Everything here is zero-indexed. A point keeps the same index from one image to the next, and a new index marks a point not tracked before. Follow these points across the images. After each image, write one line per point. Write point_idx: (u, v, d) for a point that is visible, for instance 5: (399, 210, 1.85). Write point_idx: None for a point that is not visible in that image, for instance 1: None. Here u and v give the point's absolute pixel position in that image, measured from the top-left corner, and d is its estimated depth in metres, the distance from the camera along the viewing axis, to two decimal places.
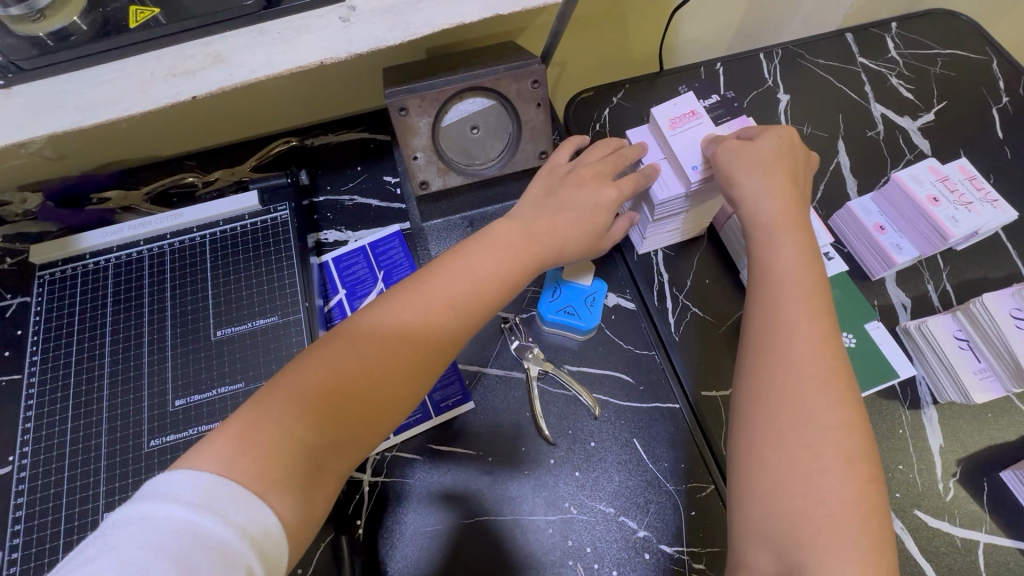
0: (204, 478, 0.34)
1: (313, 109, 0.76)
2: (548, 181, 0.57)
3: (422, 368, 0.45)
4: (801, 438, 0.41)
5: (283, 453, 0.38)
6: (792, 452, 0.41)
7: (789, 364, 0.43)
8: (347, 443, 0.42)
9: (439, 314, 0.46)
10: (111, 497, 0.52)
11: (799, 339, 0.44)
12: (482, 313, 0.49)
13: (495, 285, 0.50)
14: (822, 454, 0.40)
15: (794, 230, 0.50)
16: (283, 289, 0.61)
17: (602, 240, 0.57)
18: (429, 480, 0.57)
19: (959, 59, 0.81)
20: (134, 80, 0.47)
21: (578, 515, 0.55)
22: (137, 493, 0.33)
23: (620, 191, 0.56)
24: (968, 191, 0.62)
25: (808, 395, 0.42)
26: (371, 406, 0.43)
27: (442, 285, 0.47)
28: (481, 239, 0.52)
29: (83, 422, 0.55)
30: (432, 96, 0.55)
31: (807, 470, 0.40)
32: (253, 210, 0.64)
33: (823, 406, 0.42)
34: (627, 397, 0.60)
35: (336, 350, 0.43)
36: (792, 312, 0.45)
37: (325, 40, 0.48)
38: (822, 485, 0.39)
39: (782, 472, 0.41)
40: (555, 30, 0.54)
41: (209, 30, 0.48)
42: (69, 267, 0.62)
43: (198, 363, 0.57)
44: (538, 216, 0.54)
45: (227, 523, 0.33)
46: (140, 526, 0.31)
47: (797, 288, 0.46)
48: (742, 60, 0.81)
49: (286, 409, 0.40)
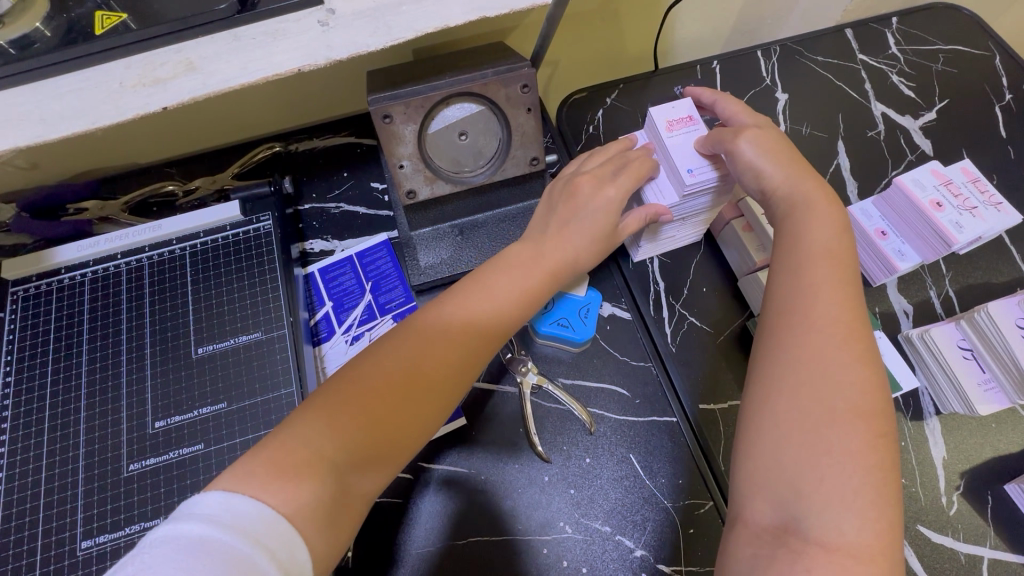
0: (254, 508, 0.34)
1: (296, 113, 0.73)
2: (550, 197, 0.56)
3: (445, 387, 0.45)
4: (816, 390, 0.40)
5: (310, 463, 0.38)
6: (804, 404, 0.40)
7: (810, 319, 0.43)
8: (380, 463, 0.41)
9: (459, 329, 0.46)
10: (89, 525, 0.50)
11: (821, 296, 0.43)
12: (500, 329, 0.49)
13: (512, 304, 0.49)
14: (835, 407, 0.39)
15: (817, 196, 0.50)
16: (266, 304, 0.59)
17: (616, 235, 0.54)
18: (423, 499, 0.55)
19: (961, 55, 0.79)
20: (101, 91, 0.44)
21: (573, 534, 0.53)
22: (189, 509, 0.33)
23: (619, 187, 0.53)
24: (971, 194, 0.60)
25: (829, 349, 0.41)
26: (399, 419, 0.42)
27: (460, 304, 0.48)
28: (494, 261, 0.52)
29: (59, 446, 0.53)
30: (416, 102, 0.53)
31: (817, 420, 0.39)
32: (235, 220, 0.62)
33: (842, 361, 0.41)
34: (623, 411, 0.59)
35: (364, 370, 0.43)
36: (816, 271, 0.45)
37: (303, 45, 0.46)
38: (834, 438, 0.38)
39: (791, 424, 0.40)
40: (545, 32, 0.52)
41: (180, 36, 0.46)
42: (44, 282, 0.60)
43: (178, 382, 0.55)
44: (546, 234, 0.53)
45: (250, 538, 0.32)
46: (180, 545, 0.30)
47: (822, 251, 0.46)
48: (739, 58, 0.78)
49: (319, 428, 0.39)
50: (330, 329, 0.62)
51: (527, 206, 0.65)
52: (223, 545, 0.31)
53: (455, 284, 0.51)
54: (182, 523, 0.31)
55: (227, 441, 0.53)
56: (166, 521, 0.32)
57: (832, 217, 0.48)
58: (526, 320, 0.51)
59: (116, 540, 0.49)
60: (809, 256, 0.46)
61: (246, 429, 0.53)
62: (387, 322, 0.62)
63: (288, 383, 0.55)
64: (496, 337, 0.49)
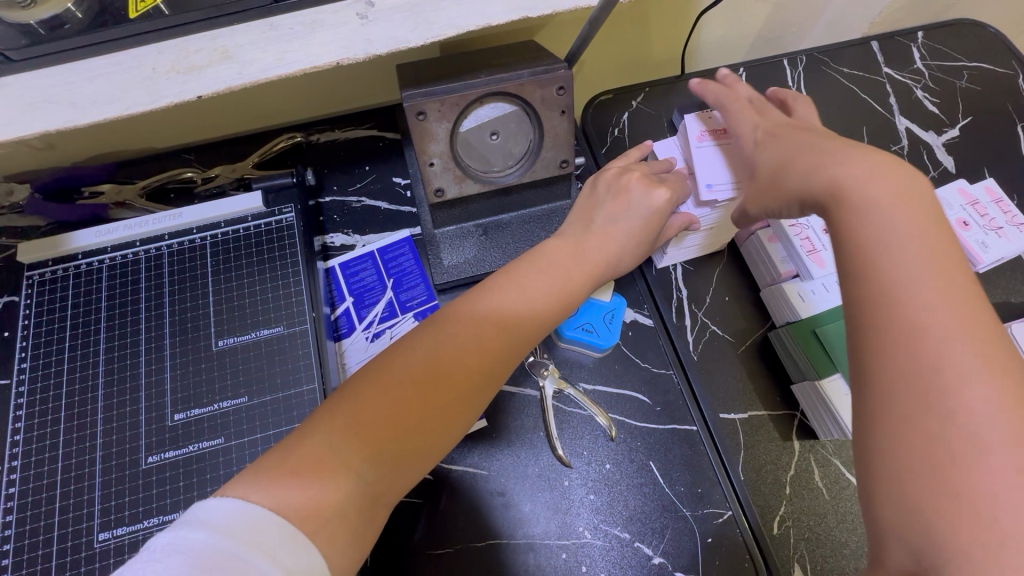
0: (264, 516, 0.32)
1: (319, 104, 0.72)
2: (595, 197, 0.55)
3: (474, 396, 0.43)
4: (927, 420, 0.31)
5: (337, 487, 0.35)
6: (911, 439, 0.31)
7: (895, 330, 0.33)
8: (402, 471, 0.39)
9: (492, 332, 0.45)
10: (107, 517, 0.49)
11: (911, 295, 0.33)
12: (536, 330, 0.47)
13: (548, 309, 0.48)
14: (961, 442, 0.30)
15: (876, 160, 0.39)
16: (289, 298, 0.58)
17: (658, 239, 0.55)
18: (444, 496, 0.55)
19: (985, 73, 0.79)
20: (134, 76, 0.43)
21: (592, 540, 0.54)
22: (195, 517, 0.31)
23: (672, 193, 0.52)
24: (996, 214, 0.60)
25: (935, 364, 0.31)
26: (425, 428, 0.40)
27: (493, 305, 0.46)
28: (531, 258, 0.51)
29: (76, 435, 0.52)
30: (451, 100, 0.52)
31: (940, 462, 0.30)
32: (256, 211, 0.61)
33: (957, 378, 0.31)
34: (644, 418, 0.59)
35: (391, 372, 0.41)
36: (898, 262, 0.34)
37: (342, 38, 0.45)
38: (976, 482, 0.29)
39: (907, 466, 0.31)
40: (585, 34, 0.51)
41: (215, 23, 0.45)
42: (60, 267, 0.58)
43: (199, 374, 0.54)
44: (586, 236, 0.52)
45: (260, 549, 0.30)
46: (187, 556, 0.29)
47: (903, 232, 0.35)
48: (766, 66, 0.78)
49: (340, 436, 0.37)
50: (351, 326, 0.62)
51: (552, 208, 0.65)
52: (224, 553, 0.29)
53: (483, 281, 0.49)
54: (188, 532, 0.30)
55: (247, 436, 0.52)
56: (174, 529, 0.31)
57: (893, 176, 0.37)
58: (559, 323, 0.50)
59: (134, 532, 0.49)
60: (880, 242, 0.35)
61: (267, 424, 0.53)
62: (408, 320, 0.62)
63: (310, 379, 0.54)
64: (530, 338, 0.47)
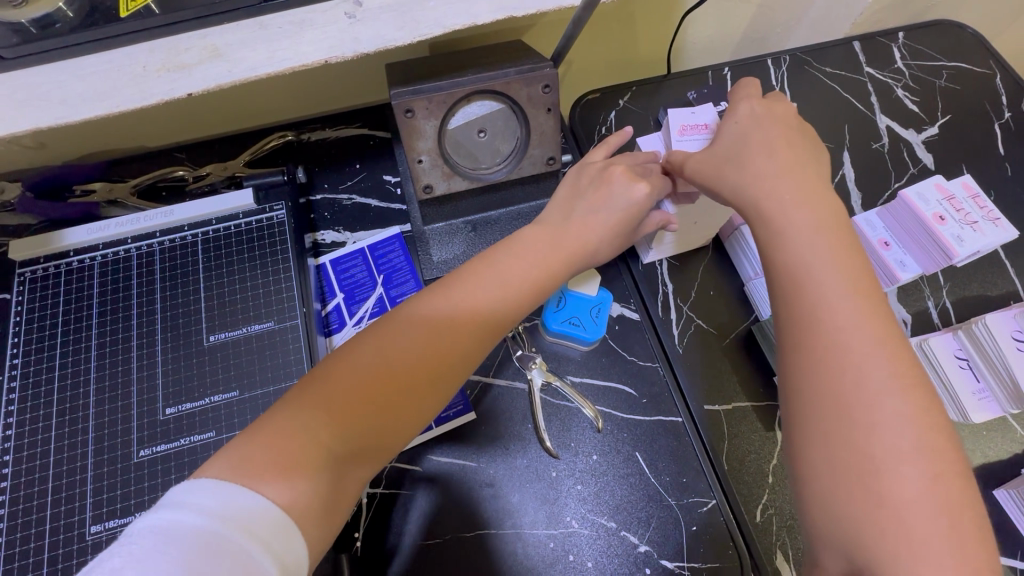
0: (261, 505, 0.33)
1: (310, 103, 0.73)
2: (579, 182, 0.55)
3: (445, 380, 0.44)
4: (854, 435, 0.38)
5: (307, 467, 0.36)
6: (840, 452, 0.38)
7: (819, 327, 0.41)
8: (372, 450, 0.41)
9: (464, 317, 0.45)
10: (98, 510, 0.50)
11: (840, 324, 0.40)
12: (509, 315, 0.48)
13: (523, 295, 0.49)
14: (887, 467, 0.37)
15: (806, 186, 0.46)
16: (280, 294, 0.59)
17: (636, 232, 0.55)
18: (432, 487, 0.56)
19: (964, 72, 0.81)
20: (125, 74, 0.44)
21: (579, 530, 0.55)
22: (189, 501, 0.32)
23: (651, 188, 0.53)
24: (972, 209, 0.62)
25: (868, 394, 0.38)
26: (397, 409, 0.41)
27: (468, 291, 0.47)
28: (508, 245, 0.51)
29: (68, 430, 0.53)
30: (439, 98, 0.53)
31: (865, 472, 0.37)
32: (248, 208, 0.62)
33: (876, 398, 0.38)
34: (630, 410, 0.60)
35: (362, 354, 0.42)
36: (828, 294, 0.41)
37: (330, 37, 0.46)
38: (893, 494, 0.36)
39: (836, 476, 0.38)
40: (569, 33, 0.52)
41: (205, 22, 0.45)
42: (52, 265, 0.59)
43: (191, 369, 0.55)
44: (563, 225, 0.52)
45: (257, 540, 0.32)
46: (187, 539, 0.30)
47: (829, 267, 0.42)
48: (750, 66, 0.80)
49: (312, 415, 0.38)
50: (341, 321, 0.63)
51: (540, 205, 0.65)
52: (221, 539, 0.30)
53: (459, 267, 0.49)
54: (180, 516, 0.31)
55: (239, 430, 0.53)
56: (163, 511, 0.31)
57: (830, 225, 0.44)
58: (531, 311, 0.50)
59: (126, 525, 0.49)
60: (824, 279, 0.42)
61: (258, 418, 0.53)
62: None
63: (301, 373, 0.55)
64: (501, 326, 0.48)
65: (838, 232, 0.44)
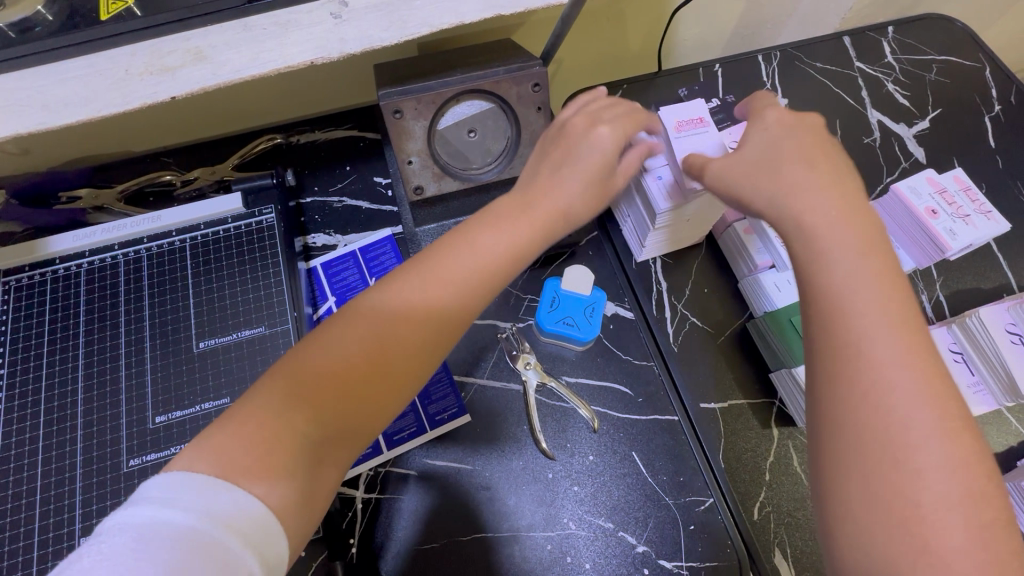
0: (249, 501, 0.32)
1: (299, 105, 0.72)
2: (548, 142, 0.51)
3: (420, 357, 0.41)
4: (894, 477, 0.34)
5: (284, 454, 0.35)
6: (881, 494, 0.34)
7: (832, 311, 0.38)
8: (351, 437, 0.39)
9: (434, 288, 0.42)
10: (88, 521, 0.49)
11: (868, 332, 0.36)
12: (480, 283, 0.43)
13: (493, 259, 0.44)
14: (914, 467, 0.34)
15: (818, 161, 0.43)
16: (270, 298, 0.58)
17: (617, 179, 0.49)
18: (427, 487, 0.56)
19: (953, 66, 0.81)
20: (106, 79, 0.43)
21: (576, 531, 0.54)
22: (175, 496, 0.31)
23: (615, 129, 0.48)
24: (964, 203, 0.62)
25: (888, 383, 0.35)
26: (374, 391, 0.40)
27: (439, 261, 0.43)
28: (481, 211, 0.47)
29: (55, 440, 0.52)
30: (427, 98, 0.53)
31: (906, 516, 0.33)
32: (236, 212, 0.61)
33: (893, 384, 0.35)
34: (626, 409, 0.59)
35: (330, 335, 0.39)
36: (873, 319, 0.36)
37: (315, 37, 0.45)
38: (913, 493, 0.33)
39: (861, 471, 0.34)
40: (558, 31, 0.52)
41: (187, 24, 0.45)
42: (37, 273, 0.58)
43: (180, 376, 0.54)
44: (535, 182, 0.48)
45: (244, 540, 0.31)
46: (171, 538, 0.29)
47: (873, 289, 0.37)
48: (741, 62, 0.79)
49: (283, 403, 0.37)
50: None
51: None
52: (207, 539, 0.29)
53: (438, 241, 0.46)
54: (162, 514, 0.30)
55: None
56: (144, 507, 0.30)
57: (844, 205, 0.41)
58: (506, 280, 0.46)
59: None
60: (838, 258, 0.39)
61: None
62: None
63: None
64: (483, 306, 0.44)
65: (868, 232, 0.40)
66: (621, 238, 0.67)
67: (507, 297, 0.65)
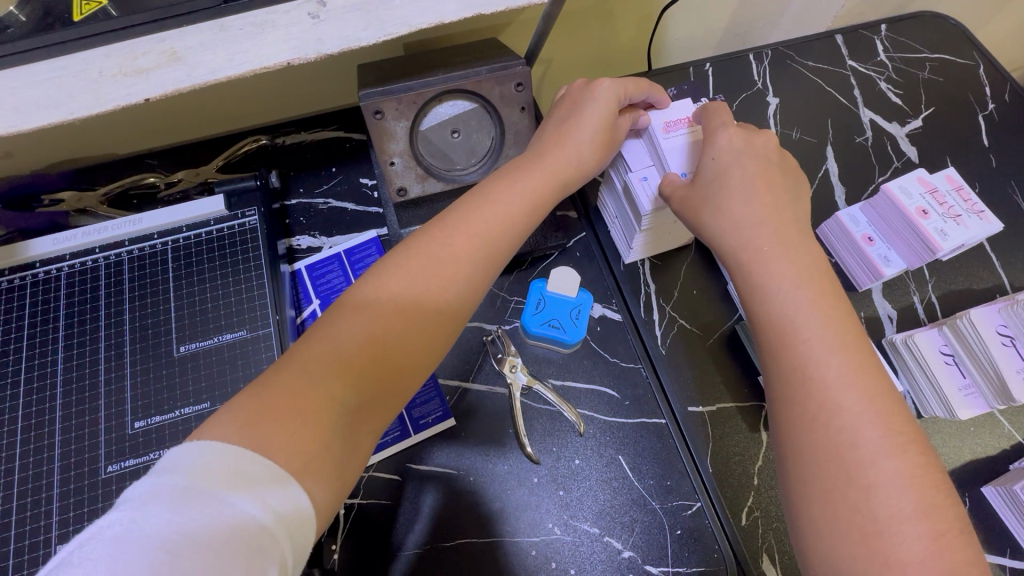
0: (289, 494, 0.31)
1: (284, 106, 0.71)
2: (556, 115, 0.55)
3: (447, 309, 0.43)
4: (852, 492, 0.37)
5: (319, 419, 0.35)
6: (837, 505, 0.37)
7: (780, 328, 0.42)
8: (383, 399, 0.39)
9: (461, 247, 0.45)
10: (65, 528, 0.48)
11: (816, 342, 0.40)
12: (504, 239, 0.47)
13: (515, 221, 0.48)
14: (869, 466, 0.37)
15: (768, 185, 0.48)
16: (253, 301, 0.57)
17: (616, 136, 0.54)
18: (411, 492, 0.55)
19: (946, 64, 0.80)
20: (80, 80, 0.42)
21: (562, 536, 0.54)
22: (227, 474, 0.30)
23: (615, 84, 0.54)
24: (956, 202, 0.61)
25: (839, 390, 0.39)
26: (403, 351, 0.40)
27: (465, 225, 0.46)
28: (498, 182, 0.50)
29: (33, 447, 0.51)
30: (408, 98, 0.52)
31: (867, 531, 0.36)
32: (219, 215, 0.61)
33: (839, 393, 0.39)
34: (612, 412, 0.59)
35: (358, 305, 0.41)
36: (818, 350, 0.40)
37: (292, 37, 0.44)
38: (873, 497, 0.36)
39: (824, 476, 0.38)
40: (540, 30, 0.51)
41: (163, 25, 0.44)
42: (17, 277, 0.57)
43: (160, 381, 0.54)
44: (550, 151, 0.51)
45: (284, 531, 0.30)
46: (217, 520, 0.28)
47: (811, 314, 0.41)
48: (732, 61, 0.78)
49: (316, 370, 0.37)
50: None
51: None
52: (251, 525, 0.29)
53: (444, 215, 0.47)
54: (209, 491, 0.29)
55: None
56: (189, 480, 0.29)
57: (788, 227, 0.46)
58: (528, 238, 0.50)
59: None
60: (785, 277, 0.43)
61: None
62: None
63: None
64: (497, 263, 0.46)
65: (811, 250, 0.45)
66: (609, 240, 0.66)
67: (493, 299, 0.64)
